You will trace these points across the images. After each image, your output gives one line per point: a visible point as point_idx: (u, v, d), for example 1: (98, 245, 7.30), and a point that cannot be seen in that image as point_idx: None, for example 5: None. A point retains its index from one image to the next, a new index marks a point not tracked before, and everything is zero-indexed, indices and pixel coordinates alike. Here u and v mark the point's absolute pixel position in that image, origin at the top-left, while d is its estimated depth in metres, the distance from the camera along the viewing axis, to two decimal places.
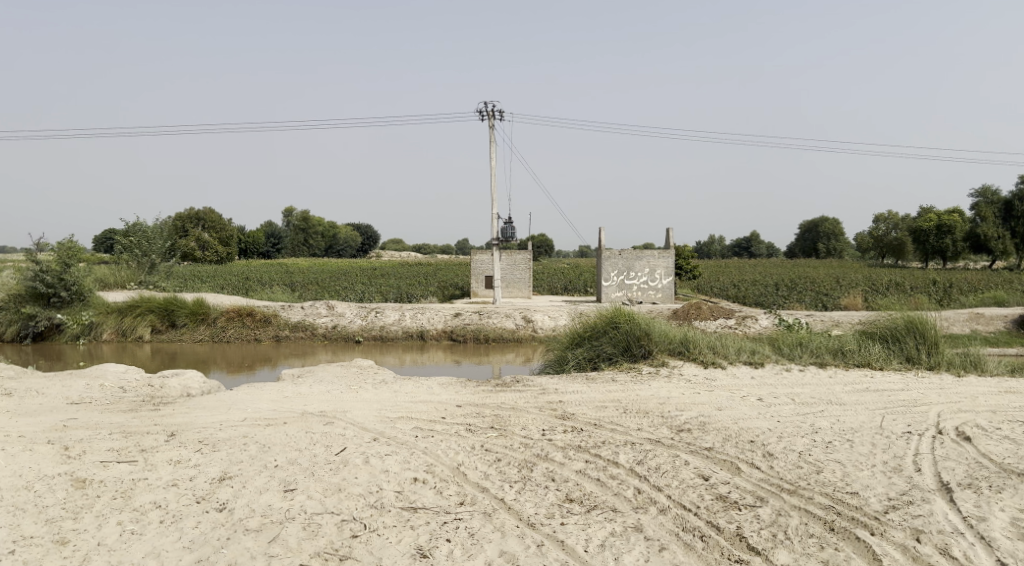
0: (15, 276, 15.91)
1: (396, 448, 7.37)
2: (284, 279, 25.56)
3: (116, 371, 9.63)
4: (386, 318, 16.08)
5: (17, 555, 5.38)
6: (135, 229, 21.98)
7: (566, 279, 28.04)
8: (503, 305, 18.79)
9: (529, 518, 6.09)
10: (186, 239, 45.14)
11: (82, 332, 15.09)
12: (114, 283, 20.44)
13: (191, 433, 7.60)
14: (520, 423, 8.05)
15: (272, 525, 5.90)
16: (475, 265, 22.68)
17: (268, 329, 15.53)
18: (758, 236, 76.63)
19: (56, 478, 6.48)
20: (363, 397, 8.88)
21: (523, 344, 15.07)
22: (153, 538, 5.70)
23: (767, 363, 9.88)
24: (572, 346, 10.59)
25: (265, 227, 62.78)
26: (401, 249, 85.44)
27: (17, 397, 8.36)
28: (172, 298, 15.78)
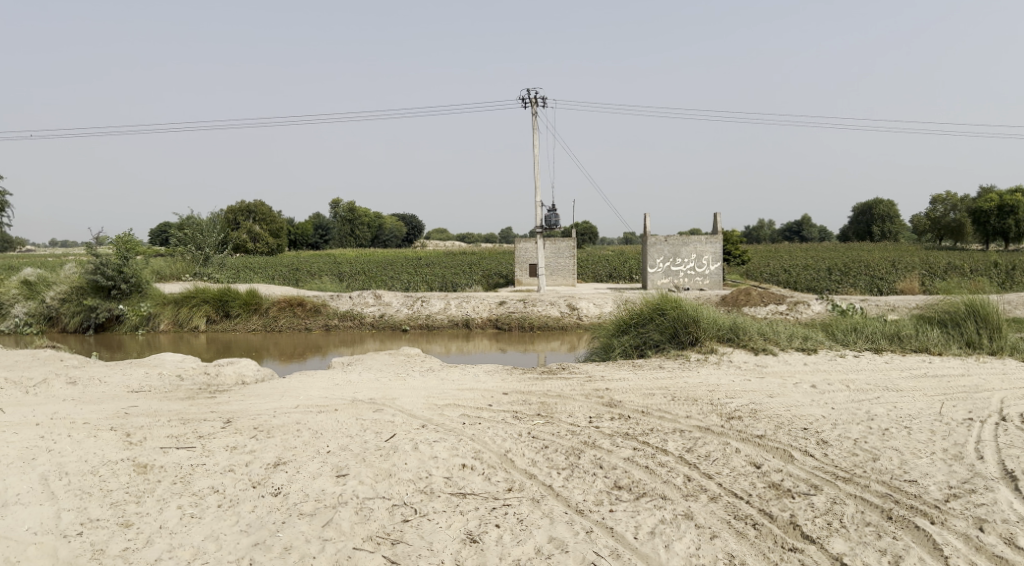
0: (77, 269, 16.52)
1: (445, 434, 7.45)
2: (332, 269, 25.99)
3: (173, 360, 9.95)
4: (432, 307, 16.22)
5: (85, 537, 5.61)
6: (189, 222, 22.60)
7: (611, 267, 27.82)
8: (549, 293, 18.79)
9: (577, 505, 6.10)
10: (238, 231, 46.37)
11: (140, 323, 15.63)
12: (170, 275, 21.08)
13: (246, 420, 7.81)
14: (567, 410, 8.05)
15: (326, 509, 6.04)
16: (519, 253, 22.69)
17: (318, 319, 15.84)
18: (809, 219, 74.64)
19: (119, 463, 6.73)
20: (410, 384, 8.99)
21: (569, 333, 15.03)
22: (212, 522, 5.88)
23: (820, 350, 9.66)
24: (619, 333, 10.49)
25: (313, 219, 63.80)
26: (445, 238, 86.24)
27: (82, 385, 8.72)
28: (225, 288, 16.18)
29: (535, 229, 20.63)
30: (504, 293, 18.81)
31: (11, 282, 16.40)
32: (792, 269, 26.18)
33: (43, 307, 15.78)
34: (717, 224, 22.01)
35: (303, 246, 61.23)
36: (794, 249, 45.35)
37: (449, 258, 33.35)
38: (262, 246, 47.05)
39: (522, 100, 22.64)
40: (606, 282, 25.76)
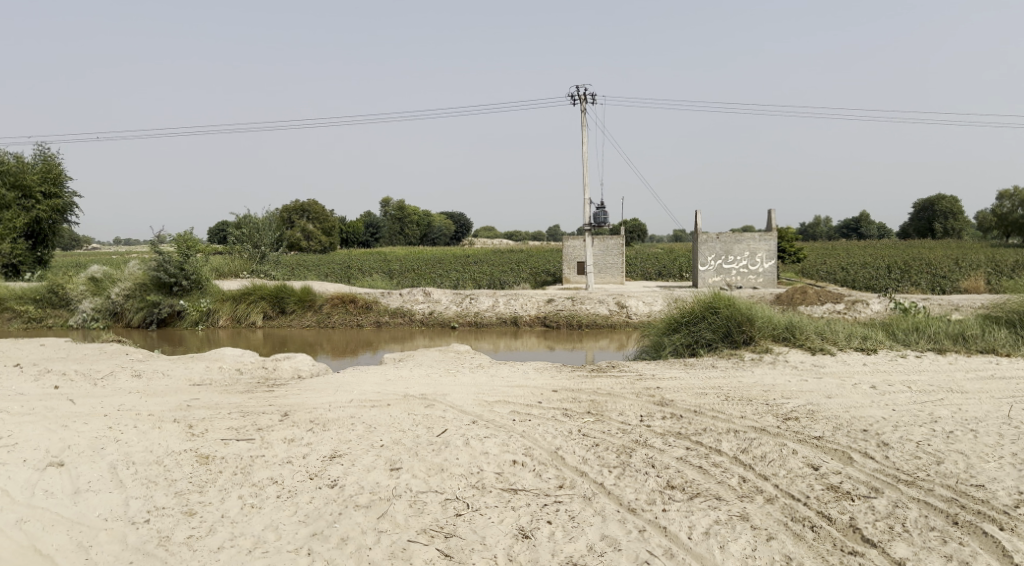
0: (140, 266, 17.09)
1: (495, 430, 7.49)
2: (383, 267, 26.37)
3: (233, 354, 10.23)
4: (481, 304, 16.30)
5: (151, 524, 5.81)
6: (246, 221, 23.21)
7: (660, 265, 27.54)
8: (597, 291, 18.68)
9: (629, 503, 6.07)
10: (291, 230, 47.33)
11: (200, 318, 16.13)
12: (229, 272, 21.72)
13: (303, 414, 7.99)
14: (617, 408, 8.01)
15: (381, 502, 6.14)
16: (567, 251, 22.67)
17: (369, 315, 16.10)
18: (867, 216, 72.48)
19: (182, 454, 6.96)
20: (461, 381, 9.07)
21: (618, 331, 14.95)
22: (271, 512, 6.04)
23: (880, 350, 9.40)
24: (670, 331, 10.37)
25: (363, 218, 64.85)
26: (491, 236, 86.59)
27: (146, 377, 9.05)
28: (281, 285, 16.58)
29: (583, 226, 20.55)
30: (552, 291, 18.79)
31: (79, 278, 17.04)
32: (849, 267, 25.52)
33: (109, 302, 16.37)
34: (771, 221, 21.59)
35: (353, 244, 62.32)
36: (852, 246, 44.27)
37: (496, 256, 33.47)
38: (315, 245, 48.13)
39: (570, 97, 22.57)
40: (656, 280, 25.56)
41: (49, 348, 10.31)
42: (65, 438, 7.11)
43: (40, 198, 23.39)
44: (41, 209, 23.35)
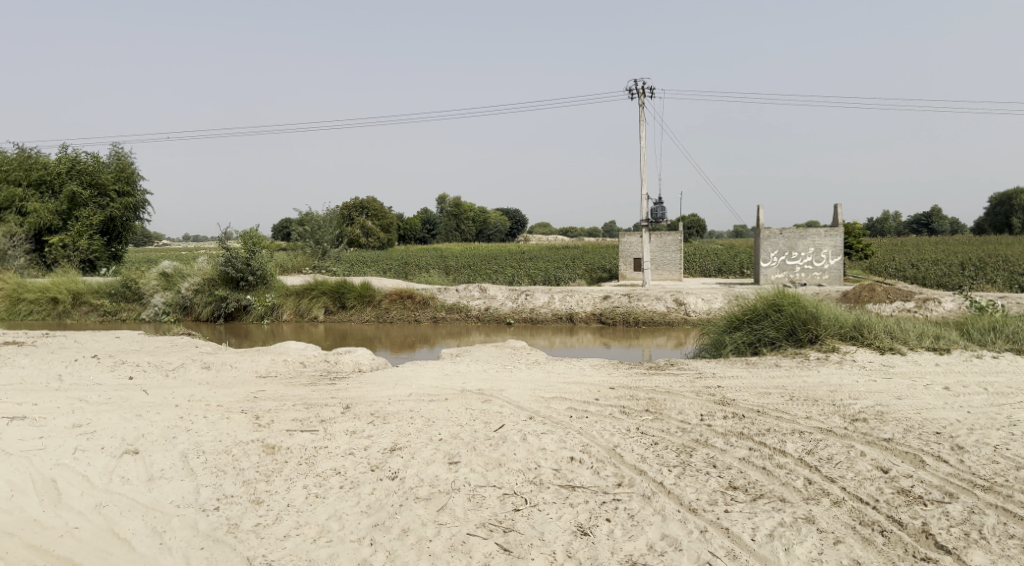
0: (208, 262, 17.63)
1: (553, 427, 7.50)
2: (439, 263, 26.68)
3: (297, 347, 10.52)
4: (536, 300, 16.30)
5: (221, 512, 6.03)
6: (308, 217, 23.73)
7: (720, 261, 27.05)
8: (655, 287, 18.49)
9: (690, 503, 5.99)
10: (352, 226, 48.34)
11: (266, 312, 16.66)
12: (292, 267, 22.38)
13: (364, 407, 8.15)
14: (676, 406, 7.93)
15: (440, 495, 6.23)
16: (623, 247, 22.50)
17: (427, 311, 16.30)
18: (938, 210, 69.63)
19: (250, 444, 7.19)
20: (518, 376, 9.12)
21: (675, 329, 14.76)
22: (334, 502, 6.19)
23: (954, 350, 9.04)
24: (731, 329, 10.19)
25: (420, 215, 65.64)
26: (547, 231, 86.78)
27: (215, 369, 9.39)
28: (342, 281, 16.93)
29: (640, 222, 20.35)
30: (608, 287, 18.68)
31: (151, 272, 17.67)
32: (920, 264, 24.77)
33: (179, 297, 17.01)
34: (837, 215, 21.00)
35: (411, 240, 63.28)
36: (922, 242, 42.68)
37: (551, 252, 33.44)
38: (374, 241, 48.97)
39: (629, 91, 22.39)
40: (715, 277, 25.17)
41: (124, 340, 10.79)
42: (140, 427, 7.43)
43: (114, 196, 24.47)
44: (116, 207, 24.42)
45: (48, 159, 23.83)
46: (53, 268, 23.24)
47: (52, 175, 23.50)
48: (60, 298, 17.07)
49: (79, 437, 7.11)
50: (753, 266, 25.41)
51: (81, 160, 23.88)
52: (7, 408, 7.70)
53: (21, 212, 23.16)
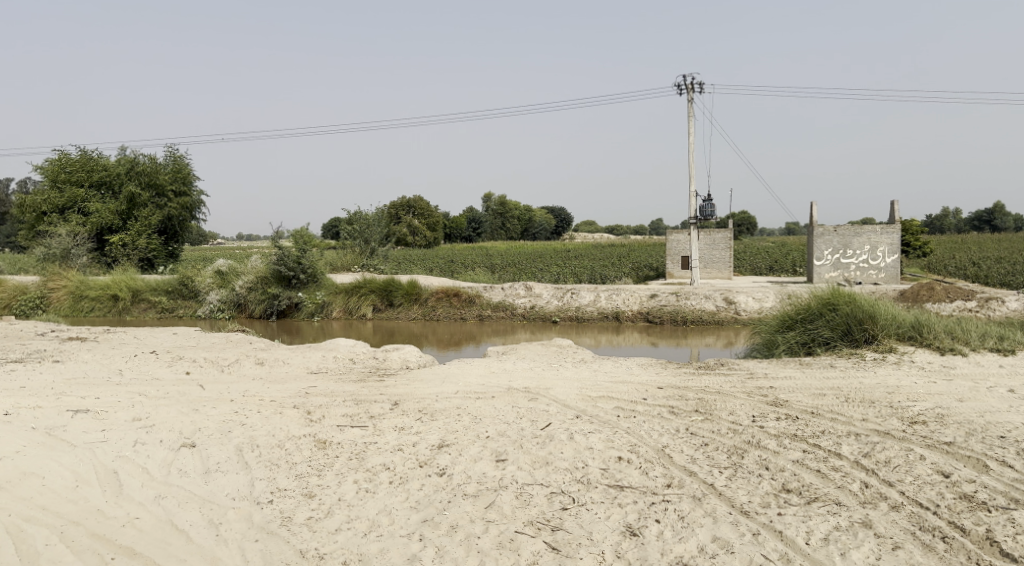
0: (261, 260, 18.01)
1: (600, 426, 7.46)
2: (484, 261, 26.82)
3: (347, 344, 10.70)
4: (582, 298, 16.23)
5: (275, 505, 6.16)
6: (357, 216, 24.07)
7: (770, 259, 26.53)
8: (703, 286, 18.22)
9: (742, 505, 5.89)
10: (399, 225, 48.89)
11: (316, 310, 17.03)
12: (341, 266, 22.82)
13: (412, 403, 8.25)
14: (727, 407, 7.80)
15: (488, 492, 6.25)
16: (671, 245, 22.26)
17: (472, 309, 16.40)
18: (1001, 206, 66.87)
19: (302, 439, 7.34)
20: (565, 375, 9.09)
21: (725, 328, 14.54)
22: (384, 497, 6.27)
23: (1020, 352, 8.69)
24: (783, 329, 9.97)
25: (465, 214, 66.03)
26: (591, 229, 86.44)
27: (268, 365, 9.63)
28: (390, 279, 17.14)
29: (688, 219, 20.08)
30: (655, 286, 18.50)
31: (207, 270, 18.10)
32: (982, 262, 23.94)
33: (233, 294, 17.47)
34: (895, 212, 20.37)
35: (456, 238, 63.75)
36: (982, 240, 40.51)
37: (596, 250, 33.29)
38: (420, 240, 49.49)
39: (676, 87, 22.14)
40: (766, 275, 24.69)
41: (182, 336, 11.14)
42: (197, 421, 7.66)
43: (172, 196, 25.27)
44: (173, 207, 25.20)
45: (109, 161, 24.74)
46: (114, 266, 24.11)
47: (113, 175, 24.38)
48: (120, 295, 17.70)
49: (139, 430, 7.36)
50: (805, 265, 24.84)
51: (139, 162, 24.71)
52: (72, 401, 8.01)
53: (84, 211, 24.10)
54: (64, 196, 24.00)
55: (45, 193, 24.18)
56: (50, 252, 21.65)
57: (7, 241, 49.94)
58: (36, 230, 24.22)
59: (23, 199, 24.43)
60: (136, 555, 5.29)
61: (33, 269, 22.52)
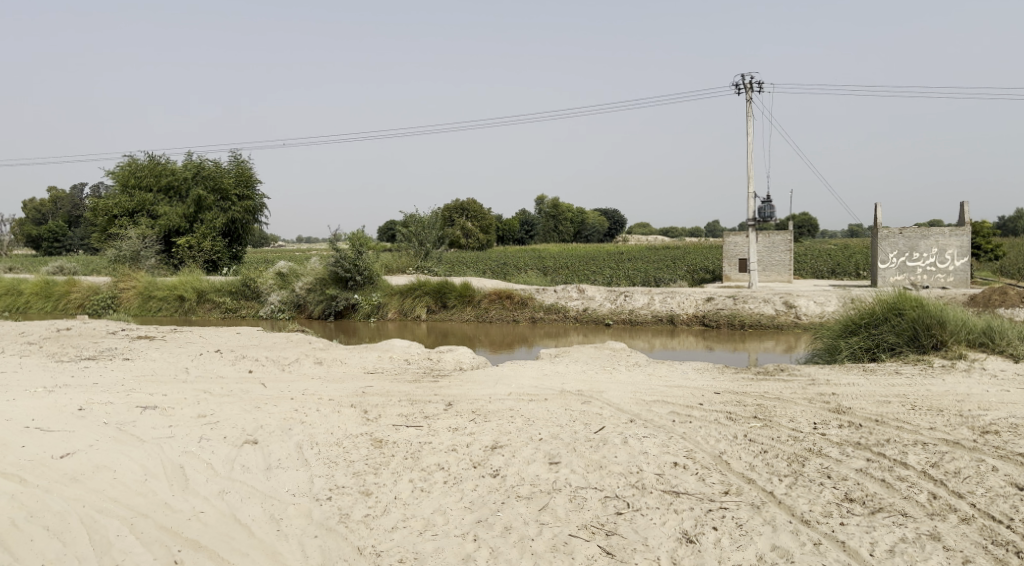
0: (319, 262, 18.43)
1: (655, 430, 7.37)
2: (537, 263, 26.86)
3: (402, 345, 10.86)
4: (636, 301, 16.08)
5: (334, 501, 6.30)
6: (412, 219, 24.43)
7: (833, 262, 25.77)
8: (761, 289, 17.81)
9: (802, 514, 5.73)
10: (453, 227, 49.42)
11: (372, 311, 17.33)
12: (396, 268, 23.18)
13: (466, 404, 8.32)
14: (787, 414, 7.61)
15: (541, 494, 6.25)
16: (727, 247, 21.87)
17: (525, 311, 16.43)
18: None
19: (359, 437, 7.48)
20: (618, 378, 9.03)
21: (784, 333, 14.19)
22: (439, 497, 6.34)
23: None
24: (846, 334, 9.68)
25: (518, 216, 66.17)
26: (645, 231, 85.67)
27: (326, 364, 9.85)
28: (443, 281, 17.32)
29: (747, 221, 19.68)
30: (711, 289, 18.20)
31: (268, 272, 18.63)
32: None
33: (293, 295, 17.91)
34: (965, 213, 19.53)
35: (509, 241, 64.01)
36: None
37: (651, 252, 32.95)
38: (474, 241, 49.81)
39: (735, 86, 21.73)
40: (827, 279, 24.00)
41: (244, 336, 11.48)
42: (259, 418, 7.89)
43: (235, 200, 26.11)
44: (236, 211, 26.02)
45: (177, 166, 25.71)
46: (181, 267, 25.03)
47: (180, 180, 25.28)
48: (187, 295, 18.36)
49: (204, 426, 7.61)
50: (869, 268, 24.06)
51: (205, 167, 25.61)
52: (142, 398, 8.35)
53: (153, 215, 25.09)
54: (134, 200, 25.04)
55: (116, 197, 25.28)
56: (121, 253, 22.59)
57: (81, 244, 52.60)
58: (108, 233, 25.33)
59: (96, 203, 25.57)
60: (201, 548, 5.46)
61: (106, 270, 23.57)
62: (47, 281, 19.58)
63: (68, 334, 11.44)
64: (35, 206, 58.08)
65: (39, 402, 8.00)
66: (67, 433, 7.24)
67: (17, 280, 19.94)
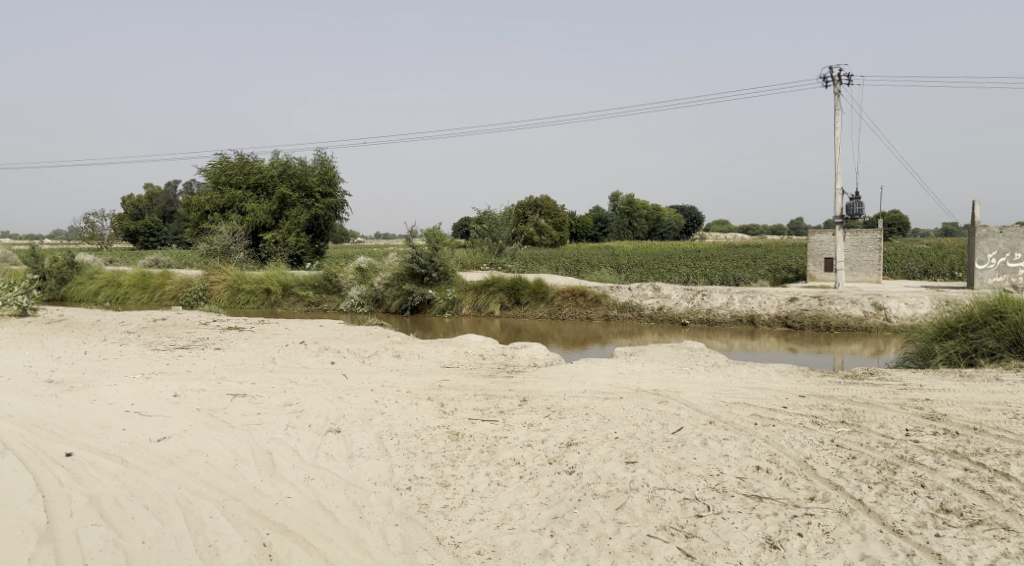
0: (397, 258, 18.83)
1: (735, 433, 7.21)
2: (611, 261, 26.66)
3: (477, 341, 10.98)
4: (715, 301, 15.74)
5: (413, 491, 6.42)
6: (486, 215, 24.66)
7: (925, 262, 24.53)
8: (847, 290, 17.13)
9: (894, 524, 5.50)
10: (527, 224, 49.48)
11: (446, 306, 17.59)
12: (471, 264, 23.46)
13: (541, 400, 8.34)
14: (877, 419, 7.31)
15: (619, 493, 6.20)
16: (812, 246, 21.20)
17: (599, 309, 16.35)
18: None
19: (436, 430, 7.60)
20: (696, 379, 8.89)
21: (873, 336, 13.62)
22: (515, 491, 6.38)
23: None
24: (941, 337, 9.25)
25: (590, 213, 65.83)
26: (719, 229, 83.83)
27: (404, 358, 10.06)
28: (517, 277, 17.41)
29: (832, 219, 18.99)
30: (793, 288, 17.73)
31: (348, 267, 19.17)
32: None
33: (372, 290, 18.36)
34: None
35: (582, 238, 63.71)
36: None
37: (730, 251, 32.23)
38: (547, 239, 49.93)
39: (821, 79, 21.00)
40: (920, 280, 22.93)
41: (327, 329, 11.84)
42: (341, 408, 8.12)
43: (318, 197, 26.94)
44: (319, 208, 26.84)
45: (264, 164, 26.73)
46: (266, 261, 26.00)
47: (267, 177, 26.29)
48: (273, 289, 19.09)
49: (290, 415, 7.89)
50: (965, 268, 22.87)
51: (291, 165, 26.54)
52: (231, 385, 8.72)
53: (242, 211, 26.16)
54: (224, 197, 26.18)
55: (208, 194, 26.48)
56: (213, 248, 23.69)
57: (175, 238, 55.51)
58: (200, 228, 26.56)
59: (190, 199, 26.87)
60: (288, 532, 5.66)
61: (198, 263, 24.74)
62: (143, 273, 20.69)
63: (164, 324, 12.05)
64: (132, 202, 61.32)
65: (137, 388, 8.45)
66: (164, 417, 7.63)
67: (117, 272, 21.16)
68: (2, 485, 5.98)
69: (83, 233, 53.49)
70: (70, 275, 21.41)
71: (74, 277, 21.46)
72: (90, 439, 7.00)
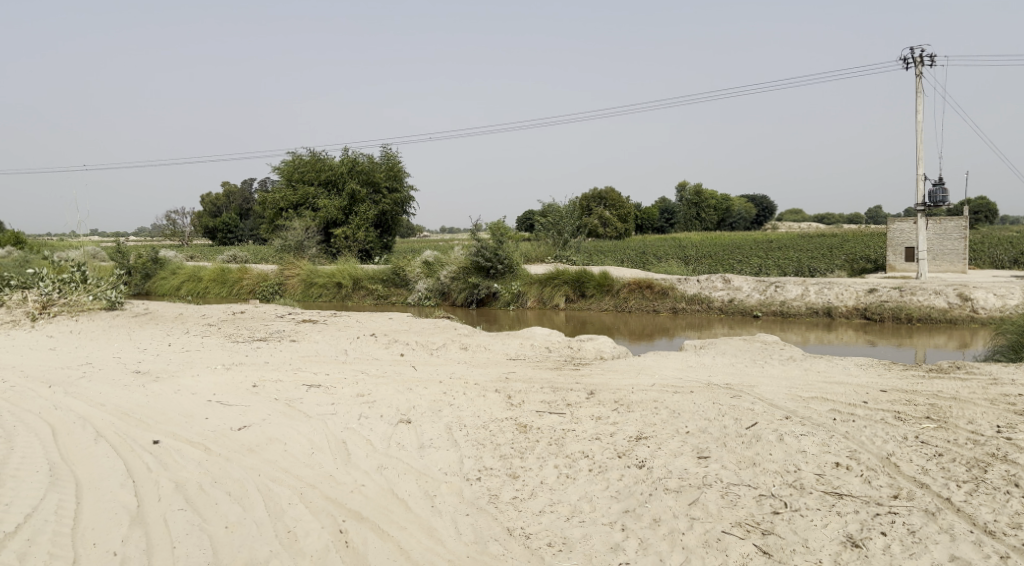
0: (462, 251, 19.01)
1: (812, 428, 7.01)
2: (678, 253, 26.25)
3: (545, 333, 11.01)
4: (788, 292, 15.31)
5: (483, 482, 6.49)
6: (550, 208, 24.65)
7: (1016, 251, 23.22)
8: (929, 280, 16.39)
9: (986, 525, 5.26)
10: (591, 216, 49.06)
11: (511, 299, 17.72)
12: (536, 257, 23.43)
13: (608, 393, 8.30)
14: (965, 415, 6.99)
15: (691, 488, 6.11)
16: (892, 234, 20.39)
17: (666, 301, 16.14)
18: None
19: (505, 422, 7.65)
20: (769, 373, 8.67)
21: (959, 329, 13.02)
22: (585, 484, 6.37)
23: None
24: None
25: (655, 204, 64.84)
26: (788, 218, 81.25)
27: (472, 350, 10.16)
28: (582, 270, 17.34)
29: (914, 207, 18.19)
30: (872, 279, 17.08)
31: (416, 261, 19.49)
32: None
33: (438, 283, 18.60)
34: None
35: (646, 230, 62.85)
36: None
37: (804, 240, 31.21)
38: (612, 231, 49.46)
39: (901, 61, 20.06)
40: (1011, 269, 21.74)
41: (396, 321, 12.07)
42: (411, 399, 8.27)
43: (386, 193, 27.40)
44: (387, 203, 27.31)
45: (334, 162, 27.38)
46: (337, 256, 26.63)
47: (337, 174, 26.92)
48: (344, 282, 19.56)
49: (362, 405, 8.08)
50: None
51: (360, 161, 27.08)
52: (306, 376, 9.00)
53: (313, 207, 26.91)
54: (297, 194, 26.99)
55: (281, 191, 27.32)
56: (287, 243, 24.50)
57: (250, 234, 57.39)
58: (274, 224, 27.45)
59: (265, 197, 27.79)
60: (363, 520, 5.80)
61: (272, 258, 25.63)
62: (221, 269, 21.52)
63: (243, 317, 12.51)
64: (210, 201, 63.72)
65: (217, 378, 8.81)
66: (243, 407, 7.93)
67: (197, 268, 22.08)
68: (97, 470, 6.34)
69: (165, 230, 56.00)
70: (154, 271, 22.41)
71: (157, 273, 22.44)
72: (176, 427, 7.34)
